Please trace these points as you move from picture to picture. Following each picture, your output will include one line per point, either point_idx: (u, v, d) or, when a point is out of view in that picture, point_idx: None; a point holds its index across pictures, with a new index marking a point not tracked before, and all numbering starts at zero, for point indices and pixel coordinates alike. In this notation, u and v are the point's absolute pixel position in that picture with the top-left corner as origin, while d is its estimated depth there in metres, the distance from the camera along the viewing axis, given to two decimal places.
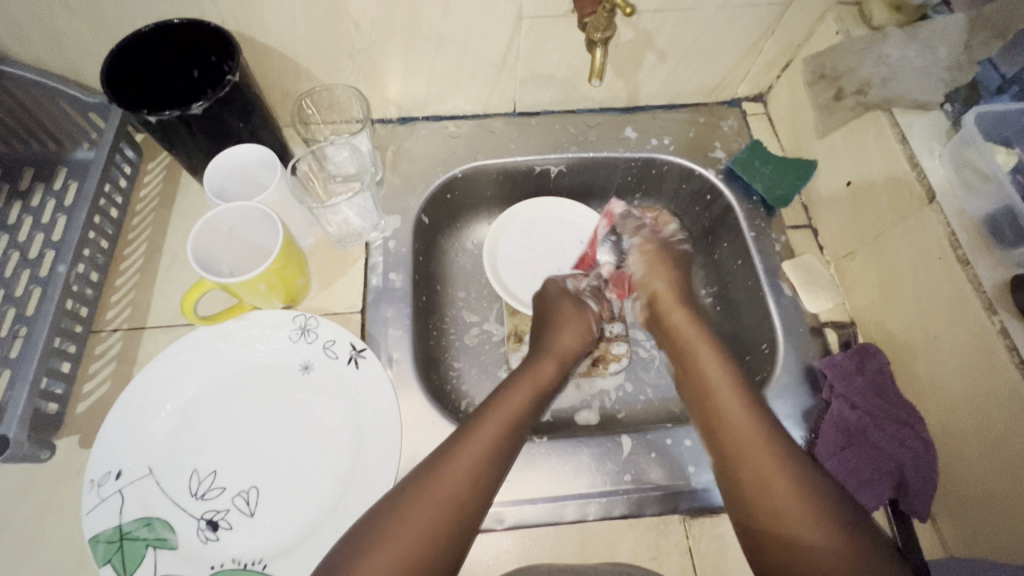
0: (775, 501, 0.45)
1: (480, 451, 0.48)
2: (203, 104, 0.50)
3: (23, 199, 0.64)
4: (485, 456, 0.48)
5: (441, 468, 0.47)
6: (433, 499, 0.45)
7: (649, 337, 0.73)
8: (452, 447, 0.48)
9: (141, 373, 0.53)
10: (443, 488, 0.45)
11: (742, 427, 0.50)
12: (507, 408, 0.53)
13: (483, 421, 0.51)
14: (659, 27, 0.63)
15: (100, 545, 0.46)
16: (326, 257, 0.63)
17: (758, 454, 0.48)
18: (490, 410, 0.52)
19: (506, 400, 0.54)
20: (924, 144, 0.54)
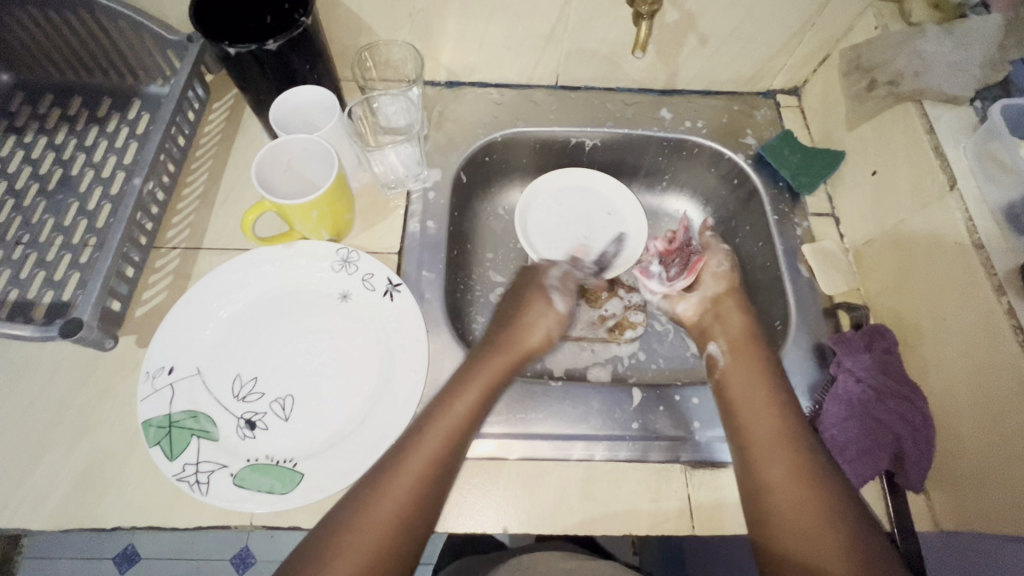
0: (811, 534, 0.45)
1: (421, 468, 0.48)
2: (277, 41, 0.55)
3: (100, 124, 0.70)
4: (427, 474, 0.48)
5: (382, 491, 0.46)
6: (374, 523, 0.45)
7: None
8: (389, 466, 0.48)
9: (197, 285, 0.58)
10: (380, 514, 0.45)
11: (759, 434, 0.52)
12: (452, 416, 0.52)
13: (424, 435, 0.50)
14: (703, 10, 0.66)
15: (151, 428, 0.51)
16: (370, 200, 0.67)
17: (793, 491, 0.48)
18: (430, 419, 0.51)
19: (450, 407, 0.52)
20: (950, 136, 0.56)
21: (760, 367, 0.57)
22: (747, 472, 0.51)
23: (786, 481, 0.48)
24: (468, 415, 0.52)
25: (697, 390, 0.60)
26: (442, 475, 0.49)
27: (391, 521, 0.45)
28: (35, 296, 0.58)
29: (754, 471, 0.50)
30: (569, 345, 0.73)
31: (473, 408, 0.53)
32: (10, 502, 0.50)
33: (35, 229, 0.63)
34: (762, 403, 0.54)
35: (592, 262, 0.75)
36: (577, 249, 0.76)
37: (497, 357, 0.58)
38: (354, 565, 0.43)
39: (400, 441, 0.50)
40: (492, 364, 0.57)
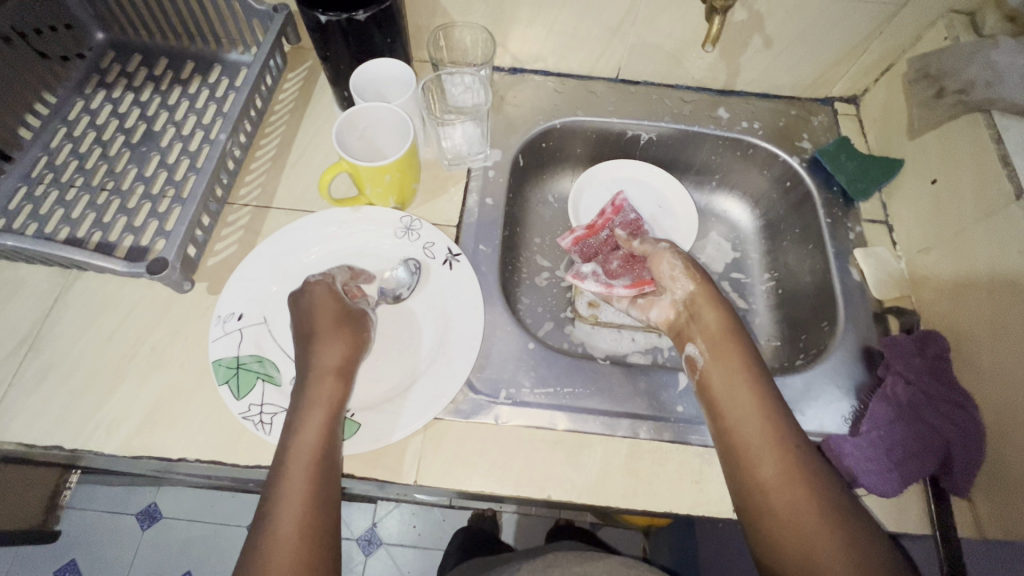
0: (807, 541, 0.44)
1: (298, 504, 0.44)
2: (366, 12, 0.58)
3: (183, 85, 0.74)
4: (305, 510, 0.43)
5: (262, 548, 0.42)
6: (275, 575, 0.40)
7: None
8: (265, 522, 0.43)
9: (270, 239, 0.61)
10: (275, 559, 0.41)
11: (746, 443, 0.50)
12: (301, 449, 0.46)
13: (281, 482, 0.45)
14: (773, 11, 0.67)
15: (221, 368, 0.54)
16: (433, 174, 0.69)
17: (782, 497, 0.47)
18: (280, 463, 0.46)
19: (290, 449, 0.46)
20: (1019, 147, 0.56)
21: (743, 365, 0.54)
22: (739, 481, 0.49)
23: (774, 487, 0.47)
24: (320, 444, 0.47)
25: None
26: (325, 496, 0.45)
27: (294, 563, 0.41)
28: (116, 239, 0.62)
29: (746, 481, 0.49)
30: (611, 331, 0.74)
31: (322, 437, 0.47)
32: (85, 426, 0.53)
33: (118, 177, 0.66)
34: (746, 402, 0.52)
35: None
36: None
37: (318, 381, 0.49)
38: None
39: (267, 497, 0.44)
40: (323, 389, 0.49)
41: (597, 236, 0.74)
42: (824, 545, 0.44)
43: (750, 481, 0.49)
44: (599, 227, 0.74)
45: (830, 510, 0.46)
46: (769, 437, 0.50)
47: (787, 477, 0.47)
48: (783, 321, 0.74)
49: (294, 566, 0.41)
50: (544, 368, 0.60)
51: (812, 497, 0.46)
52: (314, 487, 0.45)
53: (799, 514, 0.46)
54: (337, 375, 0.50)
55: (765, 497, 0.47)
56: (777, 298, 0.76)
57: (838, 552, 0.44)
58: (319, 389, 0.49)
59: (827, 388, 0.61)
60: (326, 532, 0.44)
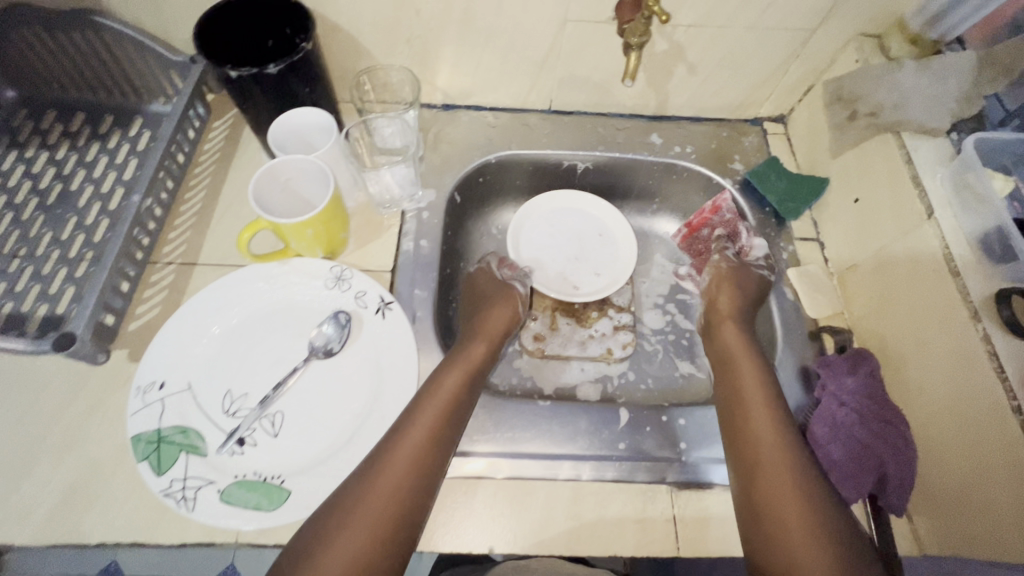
0: (787, 521, 0.47)
1: (419, 446, 0.50)
2: (278, 66, 0.57)
3: (101, 140, 0.71)
4: (420, 454, 0.50)
5: (380, 468, 0.48)
6: (384, 491, 0.47)
7: (654, 330, 0.77)
8: (396, 437, 0.50)
9: (192, 300, 0.59)
10: (387, 486, 0.47)
11: (750, 420, 0.54)
12: (444, 391, 0.54)
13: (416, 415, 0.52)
14: (692, 41, 0.68)
15: (140, 444, 0.51)
16: (365, 220, 0.69)
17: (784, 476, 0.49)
18: (426, 394, 0.54)
19: (437, 388, 0.54)
20: (928, 166, 0.58)
21: (756, 371, 0.58)
22: (739, 454, 0.53)
23: (777, 466, 0.50)
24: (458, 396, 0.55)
25: (683, 410, 0.60)
26: (440, 449, 0.51)
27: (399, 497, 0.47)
28: (29, 310, 0.59)
29: (747, 452, 0.53)
30: (559, 363, 0.74)
31: (461, 387, 0.55)
32: None
33: (31, 243, 0.63)
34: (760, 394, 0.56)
35: (581, 285, 0.77)
36: (567, 268, 0.78)
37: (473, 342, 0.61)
38: (360, 538, 0.45)
39: (397, 426, 0.52)
40: (476, 345, 0.61)
41: (701, 232, 0.78)
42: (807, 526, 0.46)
43: (755, 457, 0.52)
44: (700, 225, 0.77)
45: (818, 496, 0.48)
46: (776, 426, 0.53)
47: (783, 454, 0.51)
48: None
49: (391, 503, 0.47)
50: (485, 413, 0.59)
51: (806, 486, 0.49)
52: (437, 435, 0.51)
53: (785, 481, 0.49)
54: (481, 347, 0.61)
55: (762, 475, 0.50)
56: None
57: (818, 521, 0.47)
58: (468, 352, 0.60)
59: None
60: (426, 483, 0.49)
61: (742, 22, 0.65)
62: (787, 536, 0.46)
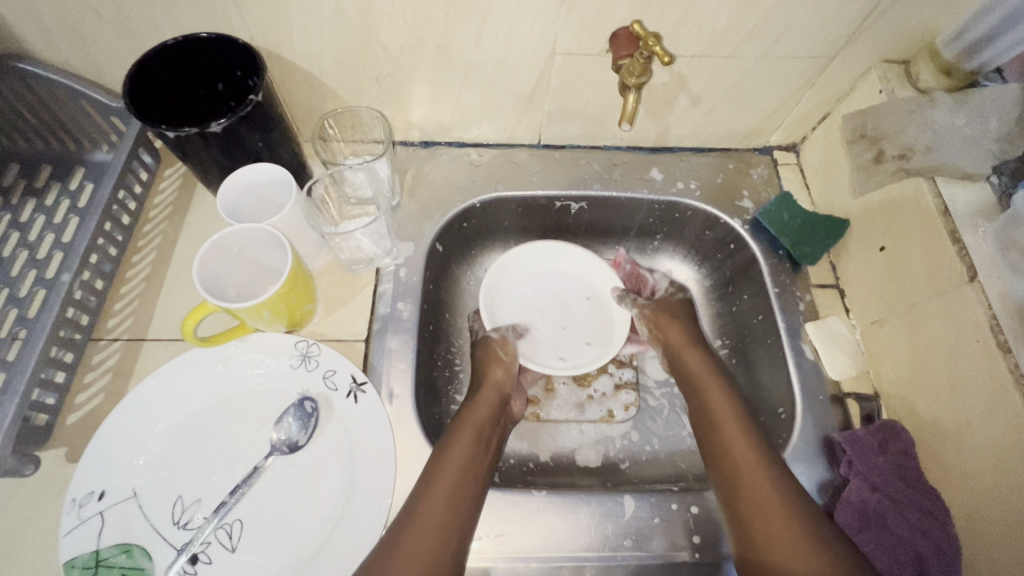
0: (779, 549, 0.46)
1: (440, 518, 0.47)
2: (223, 122, 0.49)
3: (38, 197, 0.62)
4: (440, 529, 0.46)
5: (415, 520, 0.46)
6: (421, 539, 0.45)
7: (658, 384, 0.70)
8: (427, 484, 0.49)
9: (137, 389, 0.51)
10: (409, 563, 0.44)
11: (734, 452, 0.52)
12: (459, 453, 0.51)
13: (433, 483, 0.49)
14: (696, 72, 0.61)
15: (74, 571, 0.44)
16: (335, 281, 0.62)
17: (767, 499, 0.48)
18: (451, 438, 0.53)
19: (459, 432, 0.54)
20: (967, 218, 0.52)
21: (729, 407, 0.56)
22: (727, 492, 0.51)
23: (760, 487, 0.49)
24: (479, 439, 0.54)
25: (696, 496, 0.54)
26: (460, 521, 0.48)
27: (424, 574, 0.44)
28: None
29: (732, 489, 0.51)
30: (554, 427, 0.67)
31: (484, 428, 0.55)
32: None
33: None
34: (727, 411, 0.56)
35: (568, 355, 0.68)
36: (544, 336, 0.69)
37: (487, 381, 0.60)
38: None
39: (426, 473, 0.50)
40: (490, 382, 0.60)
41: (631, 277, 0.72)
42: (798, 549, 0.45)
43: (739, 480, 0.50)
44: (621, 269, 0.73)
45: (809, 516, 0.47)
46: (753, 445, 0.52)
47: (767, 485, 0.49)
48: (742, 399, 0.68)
49: (426, 556, 0.45)
50: None
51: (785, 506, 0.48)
52: (456, 500, 0.48)
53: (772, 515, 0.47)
54: (500, 376, 0.60)
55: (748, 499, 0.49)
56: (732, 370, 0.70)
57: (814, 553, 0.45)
58: (478, 407, 0.57)
59: None
60: (449, 558, 0.45)
61: (751, 52, 0.58)
62: (779, 558, 0.45)
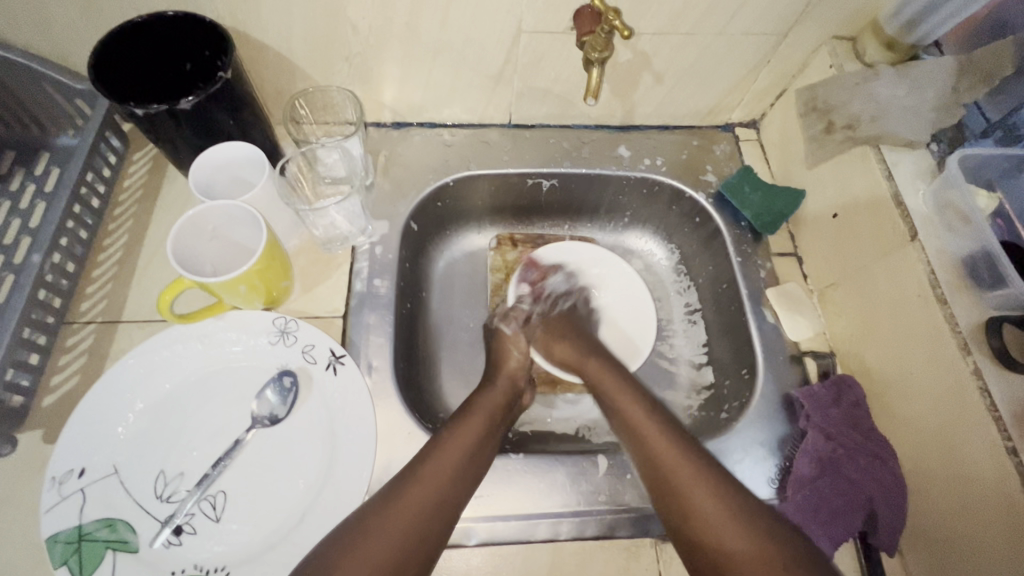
0: (705, 524, 0.46)
1: (443, 484, 0.49)
2: (193, 100, 0.49)
3: (1, 182, 0.60)
4: (442, 496, 0.48)
5: (429, 463, 0.50)
6: (435, 477, 0.49)
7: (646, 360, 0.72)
8: (441, 437, 0.52)
9: (115, 367, 0.52)
10: (401, 519, 0.46)
11: (648, 438, 0.53)
12: (470, 434, 0.53)
13: (448, 445, 0.51)
14: (658, 49, 0.63)
15: (57, 545, 0.44)
16: (311, 259, 0.63)
17: (699, 486, 0.48)
18: (472, 405, 0.57)
19: (480, 402, 0.57)
20: (909, 182, 0.55)
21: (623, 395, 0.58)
22: (656, 483, 0.50)
23: (684, 474, 0.49)
24: (497, 408, 0.58)
25: None
26: (458, 493, 0.49)
27: (412, 530, 0.45)
28: None
29: (662, 482, 0.49)
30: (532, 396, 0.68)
31: (503, 399, 0.59)
32: None
33: None
34: (628, 398, 0.57)
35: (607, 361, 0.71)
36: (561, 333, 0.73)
37: (507, 358, 0.63)
38: (407, 519, 0.46)
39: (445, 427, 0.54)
40: (511, 357, 0.63)
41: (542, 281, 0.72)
42: (730, 523, 0.45)
43: (670, 464, 0.50)
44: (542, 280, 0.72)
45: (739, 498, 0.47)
46: (669, 433, 0.52)
47: (693, 469, 0.49)
48: (710, 364, 0.71)
49: (434, 495, 0.48)
50: None
51: (705, 482, 0.48)
52: (463, 474, 0.50)
53: (698, 500, 0.47)
54: (521, 354, 0.64)
55: (678, 488, 0.48)
56: (701, 338, 0.73)
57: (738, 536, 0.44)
58: (495, 393, 0.59)
59: (750, 448, 0.58)
60: (439, 524, 0.47)
61: (709, 28, 0.60)
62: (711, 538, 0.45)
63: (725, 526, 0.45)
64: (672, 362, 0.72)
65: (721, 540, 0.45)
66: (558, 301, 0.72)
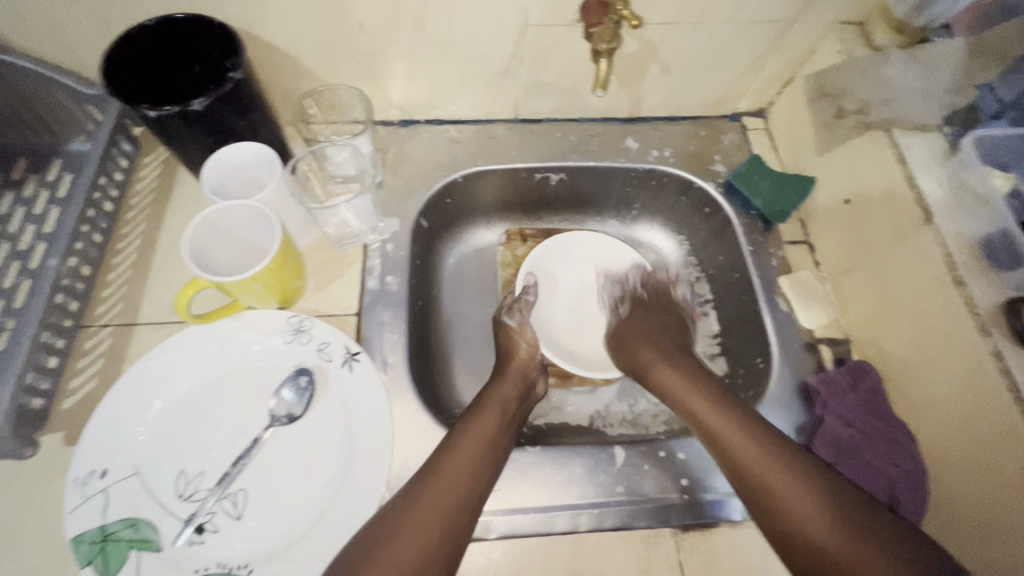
0: (795, 513, 0.46)
1: (460, 479, 0.48)
2: (204, 100, 0.49)
3: (17, 189, 0.60)
4: (459, 491, 0.48)
5: (444, 459, 0.50)
6: (453, 472, 0.49)
7: None
8: (456, 433, 0.52)
9: (133, 368, 0.52)
10: (424, 517, 0.46)
11: (715, 422, 0.53)
12: (482, 427, 0.53)
13: (461, 441, 0.51)
14: (664, 39, 0.63)
15: (83, 546, 0.44)
16: (323, 259, 0.63)
17: (786, 477, 0.48)
18: (482, 399, 0.57)
19: (490, 395, 0.57)
20: (923, 165, 0.55)
21: (677, 373, 0.59)
22: (743, 482, 0.50)
23: (772, 466, 0.49)
24: (508, 401, 0.57)
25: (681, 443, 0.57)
26: (477, 489, 0.49)
27: (439, 528, 0.46)
28: None
29: (745, 475, 0.49)
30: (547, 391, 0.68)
31: (514, 391, 0.59)
32: None
33: None
34: (684, 383, 0.58)
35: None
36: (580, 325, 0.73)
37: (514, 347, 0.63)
38: (434, 518, 0.46)
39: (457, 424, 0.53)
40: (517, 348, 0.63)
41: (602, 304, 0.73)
42: (825, 516, 0.45)
43: (752, 466, 0.49)
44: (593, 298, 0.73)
45: (812, 472, 0.48)
46: (734, 409, 0.53)
47: (781, 464, 0.48)
48: (723, 354, 0.71)
49: (452, 492, 0.48)
50: None
51: (790, 468, 0.48)
52: (479, 467, 0.50)
53: (785, 494, 0.47)
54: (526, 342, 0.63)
55: (765, 478, 0.48)
56: (712, 330, 0.73)
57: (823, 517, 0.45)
58: (505, 384, 0.59)
59: None
60: (464, 523, 0.47)
61: (717, 17, 0.60)
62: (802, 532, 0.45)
63: (814, 515, 0.45)
64: None
65: (820, 537, 0.44)
66: (619, 304, 0.71)
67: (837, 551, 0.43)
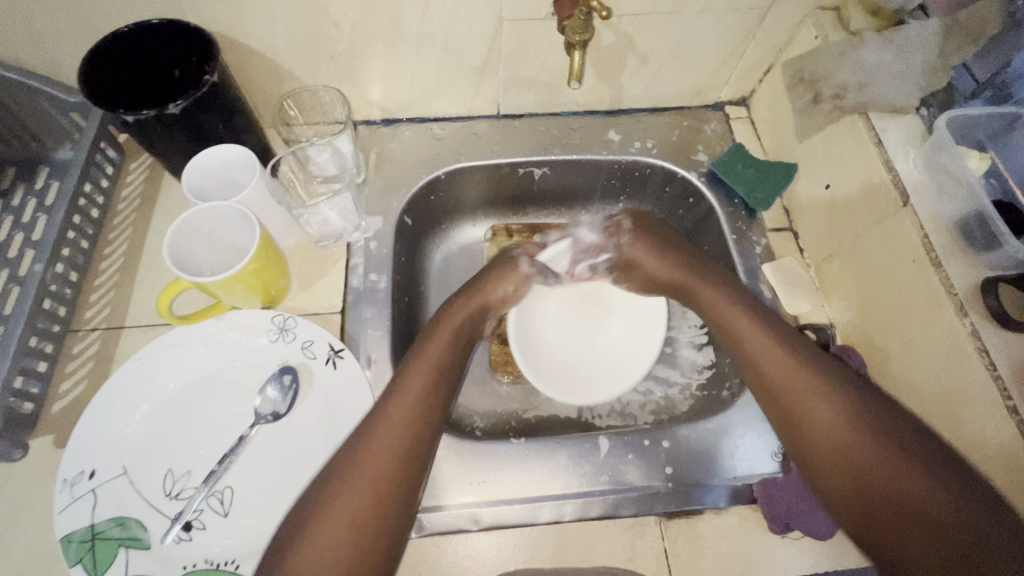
0: (831, 435, 0.45)
1: (398, 444, 0.46)
2: (180, 103, 0.50)
3: (5, 198, 0.61)
4: (393, 455, 0.46)
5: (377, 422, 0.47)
6: (387, 434, 0.47)
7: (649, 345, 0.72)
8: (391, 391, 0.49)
9: (120, 370, 0.53)
10: (358, 483, 0.44)
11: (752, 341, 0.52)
12: (417, 384, 0.50)
13: (393, 398, 0.49)
14: (640, 30, 0.63)
15: (71, 545, 0.45)
16: (307, 258, 0.64)
17: (820, 402, 0.46)
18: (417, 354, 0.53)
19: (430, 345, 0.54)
20: (899, 147, 0.55)
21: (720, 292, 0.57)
22: (777, 407, 0.49)
23: (805, 387, 0.48)
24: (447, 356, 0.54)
25: (667, 431, 0.57)
26: (416, 452, 0.47)
27: (371, 498, 0.44)
28: None
29: (781, 398, 0.49)
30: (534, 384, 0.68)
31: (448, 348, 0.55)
32: None
33: None
34: (724, 299, 0.56)
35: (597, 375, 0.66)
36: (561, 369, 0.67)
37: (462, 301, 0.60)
38: (361, 490, 0.44)
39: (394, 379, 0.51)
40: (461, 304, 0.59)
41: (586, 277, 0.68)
42: (862, 440, 0.44)
43: (785, 385, 0.49)
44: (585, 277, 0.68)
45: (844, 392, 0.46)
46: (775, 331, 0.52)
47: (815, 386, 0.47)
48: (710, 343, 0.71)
49: (387, 459, 0.45)
50: (457, 461, 0.54)
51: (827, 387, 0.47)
52: (414, 428, 0.48)
53: (822, 417, 0.46)
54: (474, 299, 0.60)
55: (796, 399, 0.47)
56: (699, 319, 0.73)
57: (855, 443, 0.44)
58: (442, 338, 0.56)
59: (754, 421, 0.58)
60: (400, 488, 0.45)
61: (691, 6, 0.60)
62: (833, 456, 0.44)
63: (851, 437, 0.44)
64: (670, 344, 0.72)
65: (856, 459, 0.43)
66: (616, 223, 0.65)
67: (870, 471, 0.42)
